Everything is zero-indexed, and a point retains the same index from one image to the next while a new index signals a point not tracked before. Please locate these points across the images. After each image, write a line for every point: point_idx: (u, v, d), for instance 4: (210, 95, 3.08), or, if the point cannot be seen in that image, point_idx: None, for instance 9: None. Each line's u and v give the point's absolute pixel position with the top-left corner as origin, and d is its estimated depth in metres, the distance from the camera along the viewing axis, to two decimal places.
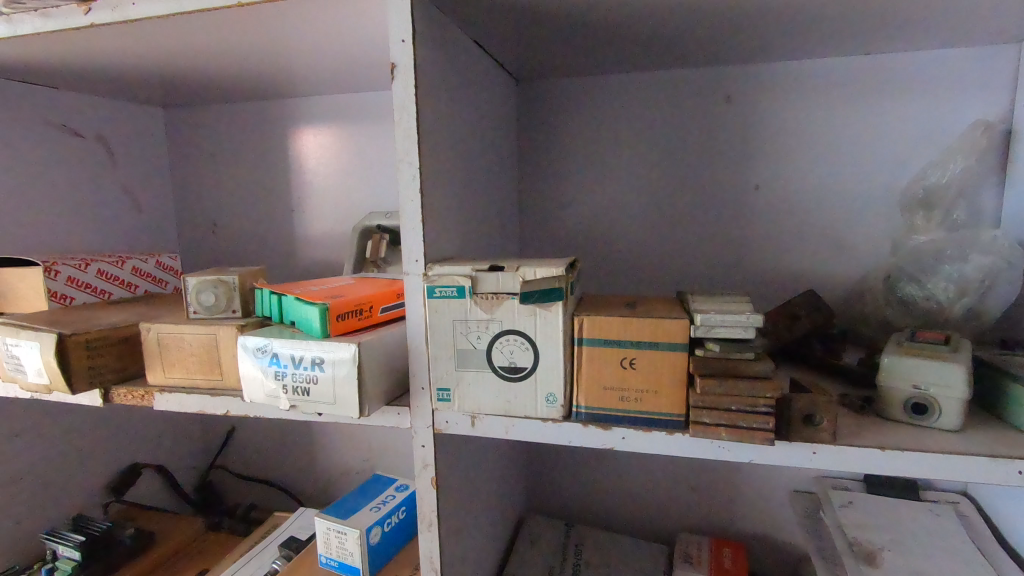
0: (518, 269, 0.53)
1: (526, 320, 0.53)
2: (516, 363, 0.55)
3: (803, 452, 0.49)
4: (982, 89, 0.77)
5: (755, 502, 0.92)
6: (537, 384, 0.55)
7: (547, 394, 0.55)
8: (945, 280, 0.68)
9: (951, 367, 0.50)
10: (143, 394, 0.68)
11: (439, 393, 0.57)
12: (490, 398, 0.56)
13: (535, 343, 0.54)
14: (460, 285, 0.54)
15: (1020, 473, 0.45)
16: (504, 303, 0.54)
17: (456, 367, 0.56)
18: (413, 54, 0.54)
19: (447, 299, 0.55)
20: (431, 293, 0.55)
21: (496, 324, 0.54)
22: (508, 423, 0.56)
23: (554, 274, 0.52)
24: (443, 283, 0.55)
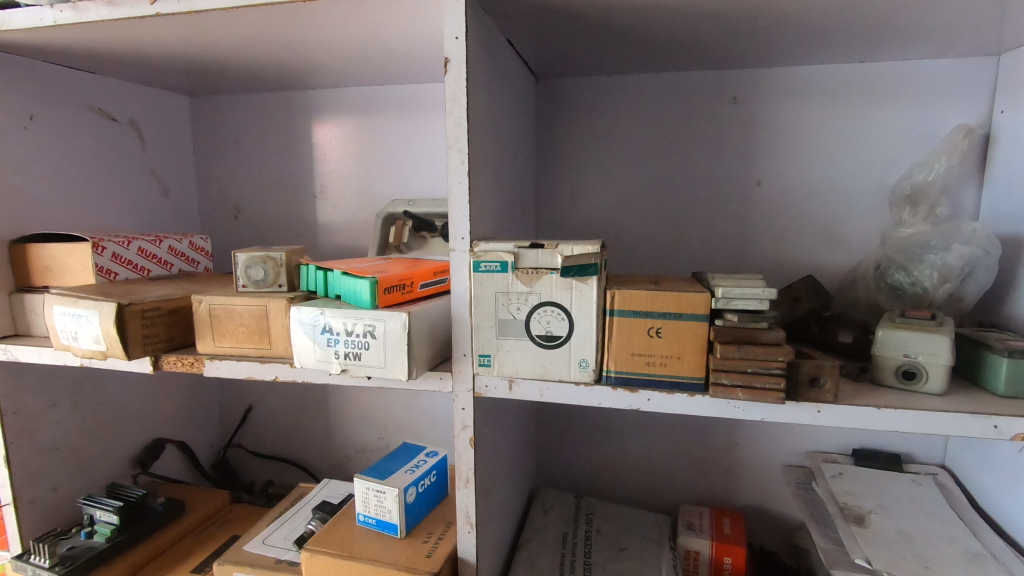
0: (558, 247, 0.59)
1: (562, 292, 0.59)
2: (552, 332, 0.60)
3: (809, 411, 0.56)
4: (964, 97, 0.85)
5: (752, 475, 0.99)
6: (572, 350, 0.60)
7: (580, 360, 0.60)
8: (930, 268, 0.75)
9: (937, 338, 0.57)
10: (193, 362, 0.72)
11: (480, 358, 0.63)
12: (528, 364, 0.62)
13: (571, 313, 0.60)
14: (504, 260, 0.60)
15: (995, 427, 0.53)
16: (544, 277, 0.59)
17: (497, 335, 0.62)
18: (465, 50, 0.59)
19: (491, 273, 0.60)
20: (477, 267, 0.61)
21: (536, 296, 0.60)
22: (544, 387, 0.62)
23: (589, 250, 0.58)
24: (489, 258, 0.60)
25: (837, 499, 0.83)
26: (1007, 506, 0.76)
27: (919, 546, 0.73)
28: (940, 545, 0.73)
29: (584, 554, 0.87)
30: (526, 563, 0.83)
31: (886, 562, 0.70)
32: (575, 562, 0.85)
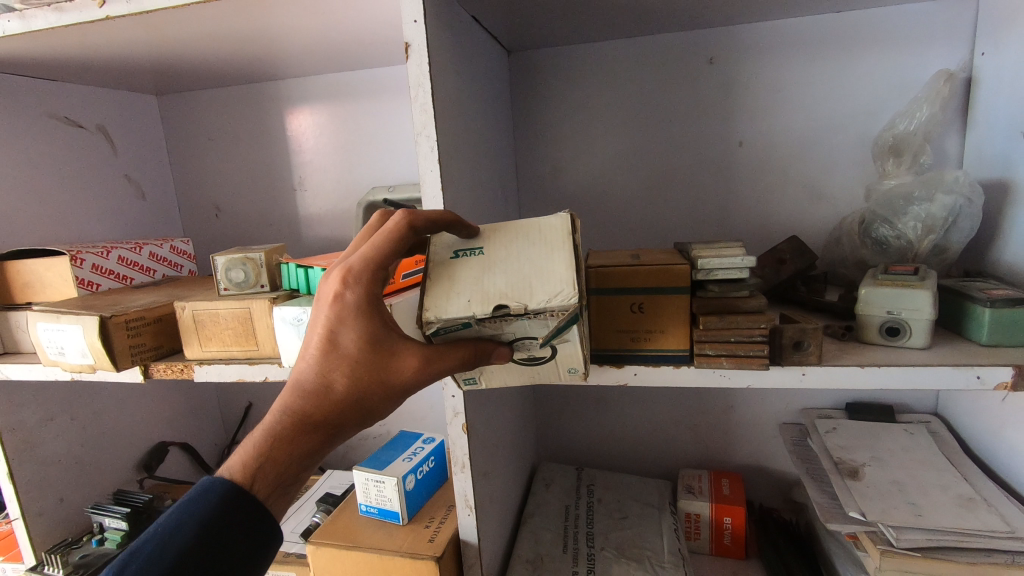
0: (528, 302, 0.45)
1: (539, 329, 0.47)
2: (533, 353, 0.51)
3: (793, 374, 0.56)
4: (944, 42, 0.83)
5: (749, 435, 1.00)
6: (558, 362, 0.52)
7: (569, 367, 0.52)
8: (914, 220, 0.75)
9: (919, 294, 0.57)
10: (182, 368, 0.72)
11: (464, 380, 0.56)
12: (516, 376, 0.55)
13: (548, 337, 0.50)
14: (465, 323, 0.47)
15: (978, 377, 0.53)
16: (517, 323, 0.47)
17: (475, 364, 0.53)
18: (425, 33, 0.58)
19: (453, 333, 0.48)
20: (435, 334, 0.48)
21: (511, 336, 0.49)
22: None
23: (568, 305, 0.45)
24: (449, 325, 0.47)
25: (832, 455, 0.84)
26: (998, 449, 0.77)
27: (912, 494, 0.74)
28: (934, 492, 0.75)
29: (587, 525, 0.89)
30: (530, 537, 0.84)
31: (881, 513, 0.72)
32: (578, 533, 0.87)
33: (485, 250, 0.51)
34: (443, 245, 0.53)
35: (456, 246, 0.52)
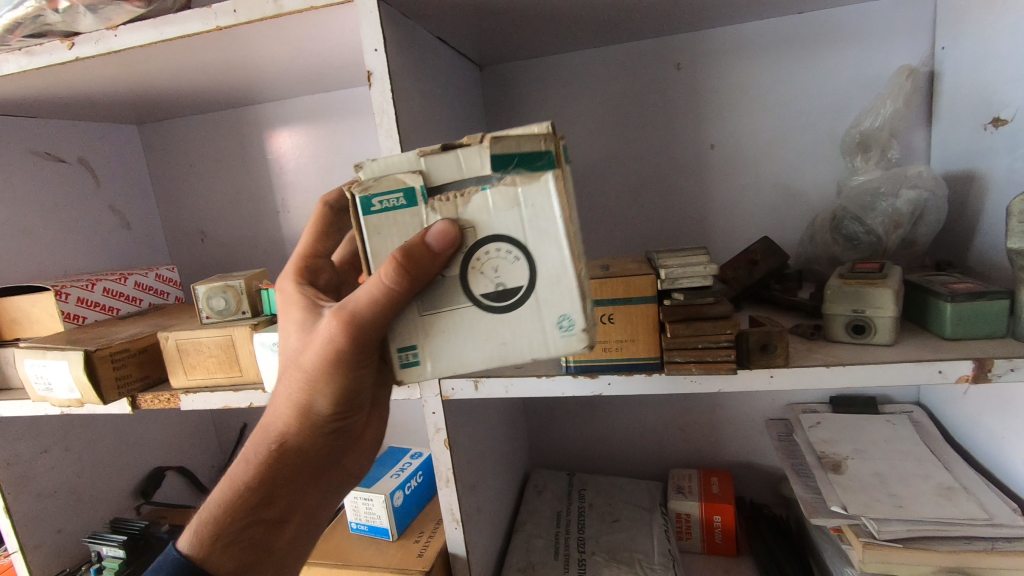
0: (483, 144, 0.43)
1: (510, 217, 0.42)
2: (505, 282, 0.43)
3: (762, 377, 0.57)
4: (906, 38, 0.84)
5: (736, 433, 1.01)
6: (541, 304, 0.43)
7: (561, 319, 0.44)
8: (882, 216, 0.77)
9: (882, 291, 0.58)
10: (169, 398, 0.73)
11: (403, 357, 0.45)
12: (474, 342, 0.44)
13: (528, 248, 0.43)
14: (409, 184, 0.43)
15: (940, 372, 0.54)
16: (477, 206, 0.43)
17: (420, 313, 0.45)
18: (387, 60, 0.59)
19: (393, 211, 0.44)
20: (368, 208, 0.44)
21: (473, 236, 0.43)
22: (504, 354, 0.44)
23: (536, 132, 0.42)
24: (383, 192, 0.43)
25: (815, 449, 0.85)
26: (978, 437, 0.79)
27: (894, 485, 0.75)
28: (915, 482, 0.76)
29: (579, 530, 0.90)
30: (523, 545, 0.86)
31: (863, 506, 0.72)
32: (570, 538, 0.88)
33: (413, 188, 0.43)
34: (357, 189, 0.43)
35: (371, 192, 0.43)
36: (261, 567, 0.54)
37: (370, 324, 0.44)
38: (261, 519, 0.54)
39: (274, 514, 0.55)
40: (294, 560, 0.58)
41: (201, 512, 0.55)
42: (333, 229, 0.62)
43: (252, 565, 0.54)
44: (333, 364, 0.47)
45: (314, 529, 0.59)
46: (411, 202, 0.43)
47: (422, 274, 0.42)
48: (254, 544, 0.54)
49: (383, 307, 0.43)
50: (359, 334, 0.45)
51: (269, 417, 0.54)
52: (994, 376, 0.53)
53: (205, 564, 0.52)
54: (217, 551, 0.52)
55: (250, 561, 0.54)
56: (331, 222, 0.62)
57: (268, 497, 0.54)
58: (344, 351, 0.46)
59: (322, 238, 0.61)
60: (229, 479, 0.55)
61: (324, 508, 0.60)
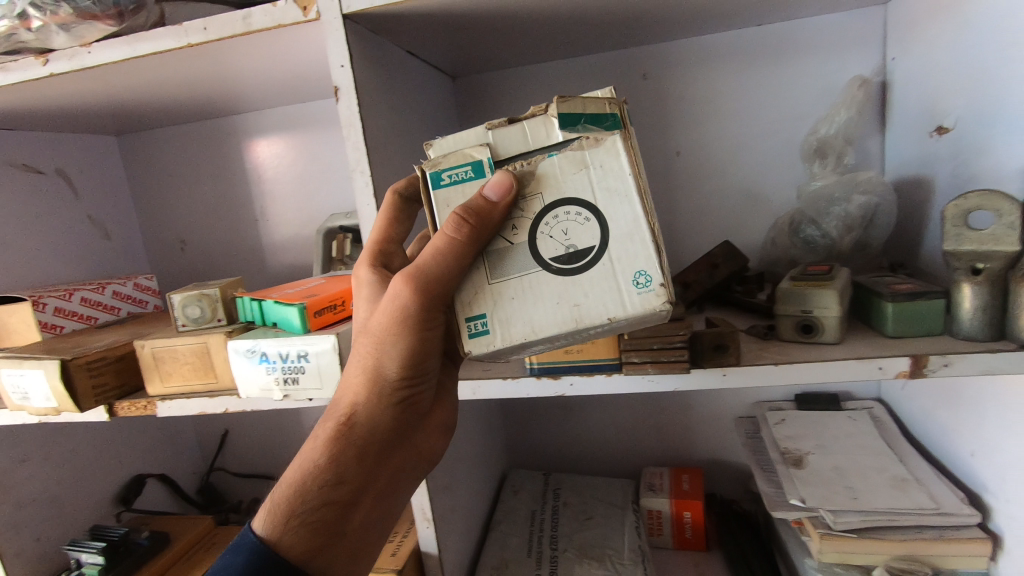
0: (545, 116, 0.48)
1: (578, 178, 0.48)
2: (575, 243, 0.48)
3: (715, 375, 0.60)
4: (859, 49, 0.88)
5: (707, 431, 1.04)
6: (614, 263, 0.48)
7: (636, 274, 0.47)
8: (836, 219, 0.80)
9: (827, 292, 0.62)
10: (145, 405, 0.75)
11: (473, 325, 0.49)
12: (544, 303, 0.48)
13: (597, 208, 0.48)
14: (476, 157, 0.48)
15: (880, 368, 0.57)
16: (545, 169, 0.48)
17: (489, 281, 0.49)
18: (353, 76, 0.61)
19: (461, 182, 0.49)
20: (439, 181, 0.49)
21: (541, 200, 0.48)
22: (578, 315, 0.48)
23: (593, 99, 0.47)
24: (452, 167, 0.49)
25: (779, 445, 0.88)
26: (931, 431, 0.82)
27: (851, 478, 0.78)
28: (871, 474, 0.79)
29: (552, 528, 0.92)
30: (497, 544, 0.88)
31: (821, 498, 0.75)
32: (543, 537, 0.90)
33: (480, 160, 0.48)
34: (427, 166, 0.49)
35: (441, 168, 0.49)
36: (330, 546, 0.52)
37: (434, 275, 0.47)
38: (329, 501, 0.52)
39: (347, 493, 0.53)
40: (368, 551, 0.54)
41: (272, 498, 0.54)
42: (404, 216, 0.61)
43: (321, 549, 0.51)
44: (401, 319, 0.50)
45: (385, 516, 0.56)
46: (480, 173, 0.48)
47: (483, 222, 0.46)
48: (323, 527, 0.52)
49: (447, 257, 0.47)
50: (427, 288, 0.48)
51: (340, 394, 0.56)
52: (929, 371, 0.56)
53: (275, 537, 0.51)
54: (286, 531, 0.51)
55: (320, 544, 0.52)
56: (401, 210, 0.61)
57: (337, 477, 0.52)
58: (413, 307, 0.49)
59: (395, 225, 0.61)
60: (300, 461, 0.54)
61: (396, 498, 0.57)
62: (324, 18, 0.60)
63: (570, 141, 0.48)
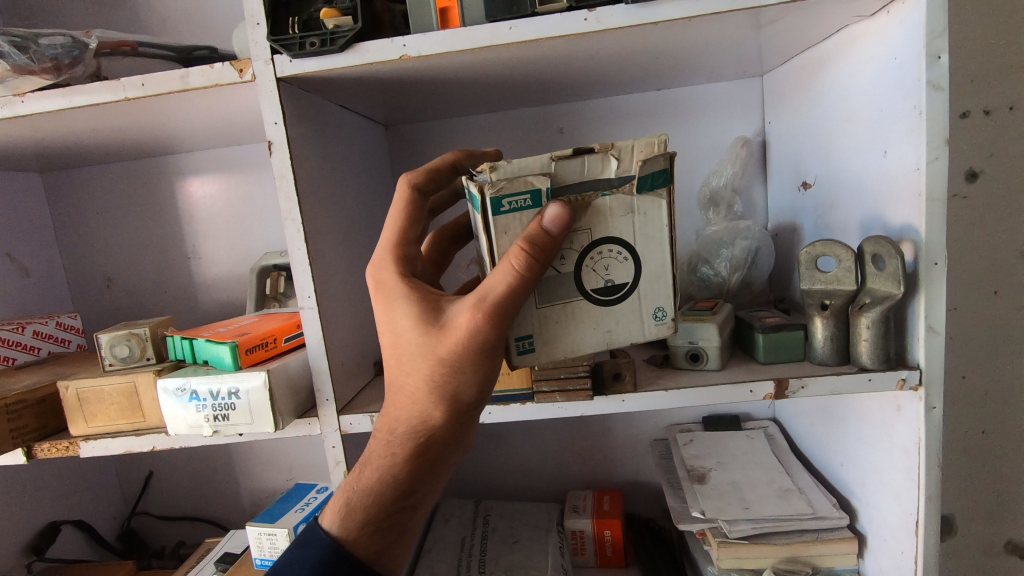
0: (613, 151, 0.51)
1: (625, 221, 0.54)
2: (614, 279, 0.55)
3: (615, 401, 0.68)
4: (743, 113, 1.01)
5: (625, 454, 1.12)
6: (643, 298, 0.57)
7: (658, 311, 0.57)
8: (725, 260, 0.92)
9: (708, 325, 0.72)
10: (67, 445, 0.75)
11: (521, 344, 0.55)
12: (585, 329, 0.56)
13: (636, 249, 0.55)
14: (537, 186, 0.51)
15: (751, 390, 0.67)
16: (598, 207, 0.53)
17: (537, 306, 0.55)
18: (286, 132, 0.67)
19: (518, 211, 0.51)
20: (497, 208, 0.51)
21: (590, 236, 0.53)
22: (608, 340, 0.57)
23: (658, 143, 0.52)
24: (513, 194, 0.50)
25: (685, 463, 0.97)
26: (813, 445, 0.93)
27: (744, 491, 0.88)
28: (762, 486, 0.89)
29: (480, 552, 0.96)
30: (427, 570, 0.91)
31: (717, 510, 0.84)
32: (472, 561, 0.94)
33: (541, 189, 0.51)
34: (490, 189, 0.50)
35: (502, 193, 0.51)
36: (398, 538, 0.64)
37: (507, 312, 0.51)
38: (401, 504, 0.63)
39: (412, 496, 0.63)
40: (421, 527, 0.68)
41: (347, 502, 0.63)
42: (417, 214, 0.65)
43: (392, 543, 0.64)
44: (476, 354, 0.54)
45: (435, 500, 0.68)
46: (540, 203, 0.51)
47: (548, 254, 0.50)
48: (396, 525, 0.63)
49: (518, 297, 0.51)
50: (498, 322, 0.52)
51: (406, 413, 0.61)
52: (790, 392, 0.66)
53: (355, 541, 0.62)
54: (367, 534, 0.62)
55: (392, 539, 0.64)
56: (416, 204, 0.65)
57: (409, 483, 0.63)
58: (487, 343, 0.53)
59: (410, 224, 0.64)
60: (376, 475, 0.62)
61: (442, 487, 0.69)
62: (259, 80, 0.65)
63: (623, 181, 0.52)
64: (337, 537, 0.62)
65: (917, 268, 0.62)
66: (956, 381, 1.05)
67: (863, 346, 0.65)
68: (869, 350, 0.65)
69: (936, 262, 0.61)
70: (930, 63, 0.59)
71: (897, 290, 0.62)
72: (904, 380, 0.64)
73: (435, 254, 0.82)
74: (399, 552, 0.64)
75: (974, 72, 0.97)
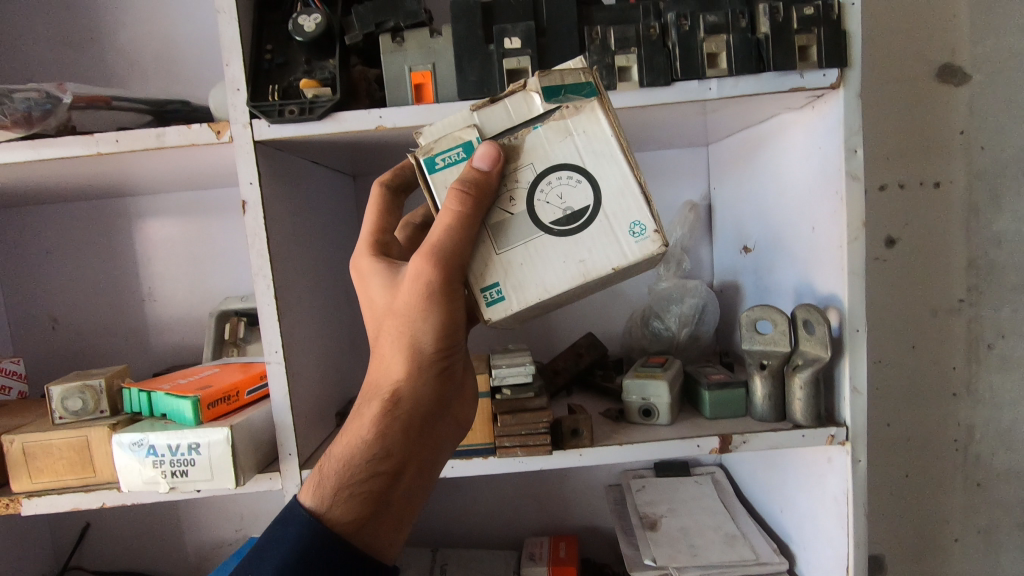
0: (530, 92, 0.55)
1: (564, 145, 0.54)
2: (572, 205, 0.54)
3: (573, 456, 0.71)
4: (692, 178, 1.10)
5: (581, 500, 1.15)
6: (611, 219, 0.54)
7: (634, 225, 0.54)
8: (675, 315, 0.98)
9: (659, 382, 0.76)
10: (8, 503, 0.71)
11: (489, 294, 0.55)
12: (555, 263, 0.54)
13: (587, 171, 0.54)
14: (466, 138, 0.54)
15: (698, 445, 0.71)
16: (534, 141, 0.55)
17: (498, 252, 0.55)
18: (261, 192, 0.69)
19: (454, 164, 0.54)
20: (434, 167, 0.55)
21: (533, 169, 0.55)
22: (584, 270, 0.54)
23: (572, 68, 0.54)
24: (446, 150, 0.54)
25: (638, 510, 1.01)
26: (755, 491, 0.99)
27: (692, 537, 0.92)
28: (709, 532, 0.93)
29: None
30: None
31: (667, 557, 0.87)
32: None
33: (470, 140, 0.54)
34: (422, 154, 0.55)
35: (434, 153, 0.55)
36: (381, 519, 0.57)
37: (451, 252, 0.52)
38: (379, 471, 0.57)
39: (390, 467, 0.58)
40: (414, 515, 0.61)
41: (321, 474, 0.58)
42: (392, 208, 0.67)
43: (373, 517, 0.56)
44: (428, 297, 0.54)
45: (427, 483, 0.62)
46: (471, 152, 0.54)
47: (479, 192, 0.52)
48: (374, 495, 0.57)
49: (458, 234, 0.52)
50: (446, 261, 0.52)
51: (378, 374, 0.60)
52: (733, 446, 0.71)
53: (324, 515, 0.55)
54: (340, 502, 0.56)
55: (371, 513, 0.56)
56: (389, 201, 0.67)
57: (384, 451, 0.58)
58: (436, 283, 0.53)
59: (386, 216, 0.67)
60: (348, 444, 0.59)
61: (438, 465, 0.64)
62: (236, 142, 0.67)
63: (550, 110, 0.55)
64: (307, 509, 0.55)
65: (842, 333, 0.69)
66: (882, 429, 1.14)
67: (797, 404, 0.71)
68: (802, 408, 0.71)
69: (858, 329, 0.68)
70: (848, 155, 0.67)
71: (825, 354, 0.69)
72: (833, 436, 0.71)
73: None
74: (382, 530, 0.57)
75: (889, 150, 1.09)
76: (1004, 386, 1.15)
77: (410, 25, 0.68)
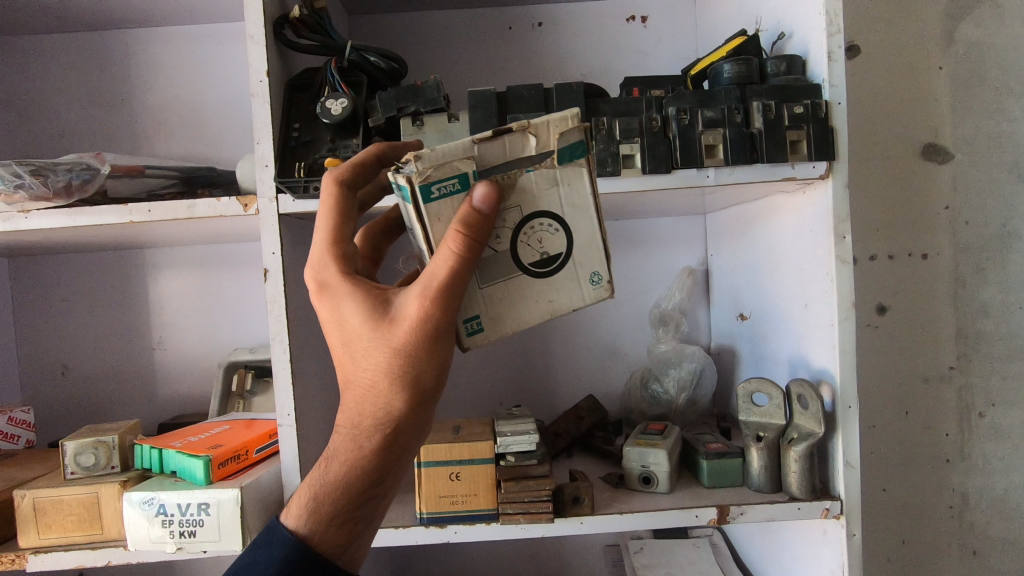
0: (533, 133, 0.52)
1: (551, 194, 0.54)
2: (548, 250, 0.55)
3: (574, 523, 0.73)
4: (690, 245, 1.14)
5: (578, 560, 1.15)
6: (579, 267, 0.56)
7: (593, 275, 0.57)
8: (673, 379, 1.01)
9: (659, 451, 0.79)
10: (14, 558, 0.72)
11: (469, 325, 0.55)
12: (530, 302, 0.56)
13: (566, 221, 0.55)
14: (463, 171, 0.50)
15: (696, 516, 0.73)
16: (524, 184, 0.53)
17: (480, 287, 0.55)
18: (282, 261, 0.73)
19: (449, 196, 0.50)
20: (428, 196, 0.50)
21: (519, 213, 0.54)
22: (551, 309, 0.56)
23: (576, 120, 0.52)
24: (443, 181, 0.50)
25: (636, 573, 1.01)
26: (751, 556, 1.00)
27: None
28: None
29: None
30: None
31: None
32: None
33: (467, 173, 0.50)
34: (417, 179, 0.49)
35: (431, 181, 0.50)
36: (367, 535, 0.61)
37: (454, 296, 0.51)
38: (370, 495, 0.60)
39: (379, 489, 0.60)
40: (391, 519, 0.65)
41: (310, 501, 0.59)
42: (350, 208, 0.60)
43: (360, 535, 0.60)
44: (431, 341, 0.52)
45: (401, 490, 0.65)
46: (467, 186, 0.51)
47: (480, 237, 0.50)
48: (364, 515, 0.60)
49: (462, 281, 0.50)
50: (449, 307, 0.51)
51: (360, 407, 0.57)
52: (731, 518, 0.73)
53: (316, 541, 0.58)
54: (334, 525, 0.59)
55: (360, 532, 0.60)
56: (348, 201, 0.60)
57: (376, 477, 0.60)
58: (441, 328, 0.52)
59: (344, 221, 0.59)
60: (338, 472, 0.59)
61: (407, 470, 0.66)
62: (262, 215, 0.71)
63: (545, 155, 0.53)
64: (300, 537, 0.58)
65: (835, 410, 0.72)
66: (878, 494, 1.15)
67: (793, 477, 0.73)
68: (798, 481, 0.73)
69: (850, 405, 0.71)
70: (838, 241, 0.72)
71: (819, 429, 0.71)
72: (828, 509, 0.72)
73: (369, 249, 0.73)
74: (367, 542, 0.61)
75: (879, 223, 1.14)
76: (997, 453, 1.17)
77: (430, 110, 0.73)
